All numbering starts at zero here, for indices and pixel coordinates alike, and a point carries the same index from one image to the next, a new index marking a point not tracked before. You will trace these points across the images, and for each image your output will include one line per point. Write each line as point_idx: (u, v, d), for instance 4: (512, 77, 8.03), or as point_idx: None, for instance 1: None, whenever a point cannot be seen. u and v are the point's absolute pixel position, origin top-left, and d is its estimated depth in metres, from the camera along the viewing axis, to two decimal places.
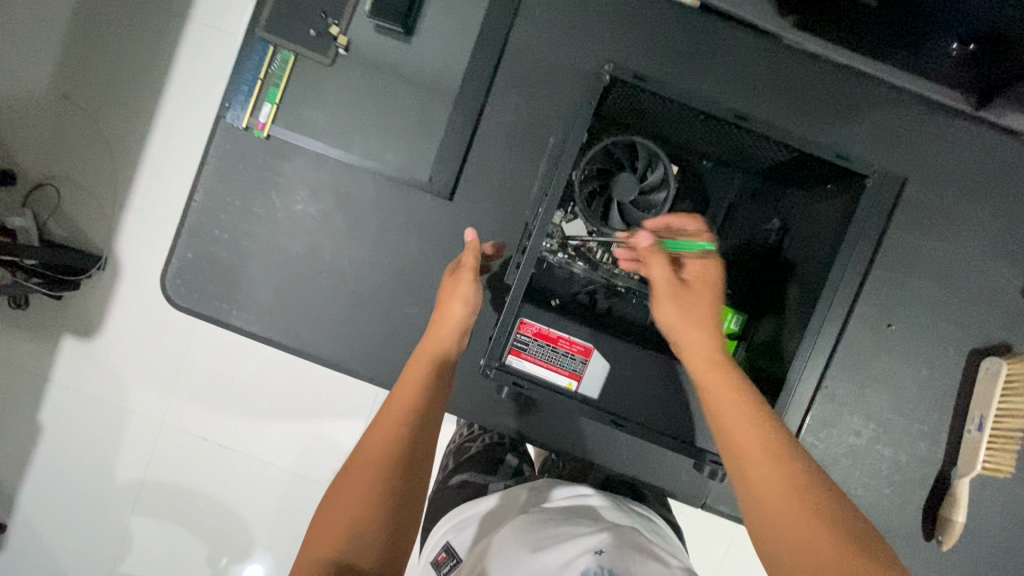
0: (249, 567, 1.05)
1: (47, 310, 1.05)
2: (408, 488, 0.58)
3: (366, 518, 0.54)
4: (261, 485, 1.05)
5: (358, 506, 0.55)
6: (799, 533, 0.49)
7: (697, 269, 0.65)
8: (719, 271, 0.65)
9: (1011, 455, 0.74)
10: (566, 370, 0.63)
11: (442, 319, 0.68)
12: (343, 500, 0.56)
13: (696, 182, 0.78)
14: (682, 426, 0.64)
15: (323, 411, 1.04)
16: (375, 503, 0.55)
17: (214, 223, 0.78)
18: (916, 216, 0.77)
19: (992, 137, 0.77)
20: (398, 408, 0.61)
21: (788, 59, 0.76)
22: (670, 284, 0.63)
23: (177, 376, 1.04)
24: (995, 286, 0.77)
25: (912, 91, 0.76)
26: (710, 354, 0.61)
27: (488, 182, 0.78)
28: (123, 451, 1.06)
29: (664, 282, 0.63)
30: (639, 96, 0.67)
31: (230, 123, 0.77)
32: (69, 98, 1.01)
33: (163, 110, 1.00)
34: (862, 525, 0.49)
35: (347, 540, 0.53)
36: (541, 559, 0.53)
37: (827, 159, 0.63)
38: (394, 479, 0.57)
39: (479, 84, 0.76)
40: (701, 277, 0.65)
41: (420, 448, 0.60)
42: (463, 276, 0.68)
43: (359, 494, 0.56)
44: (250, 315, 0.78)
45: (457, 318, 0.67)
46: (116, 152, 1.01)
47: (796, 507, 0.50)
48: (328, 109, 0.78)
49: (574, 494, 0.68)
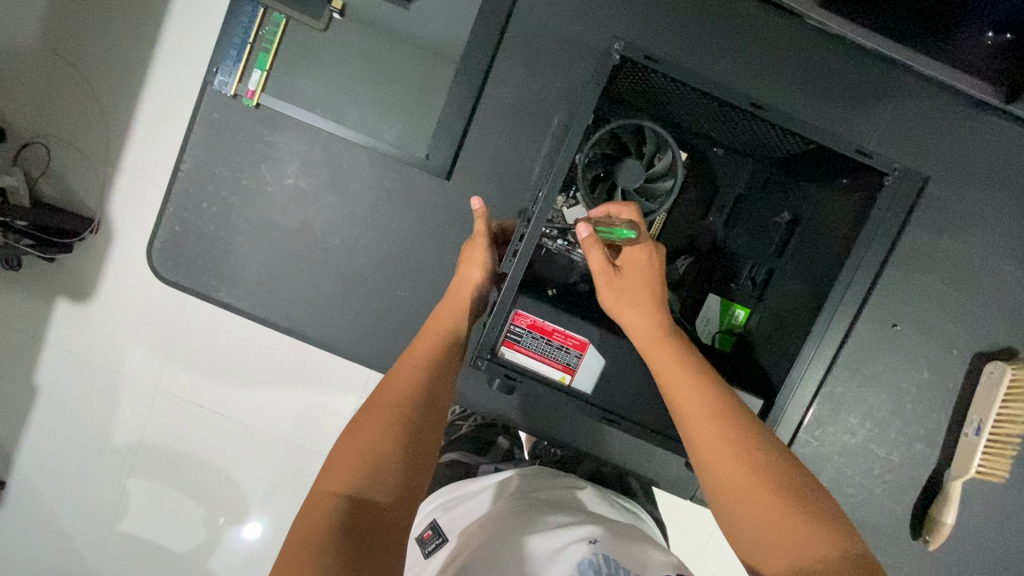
0: (247, 526, 1.06)
1: (36, 274, 1.03)
2: (428, 436, 0.50)
3: (386, 449, 0.46)
4: (253, 455, 1.06)
5: (377, 438, 0.47)
6: (776, 536, 0.42)
7: (630, 255, 0.59)
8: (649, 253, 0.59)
9: (1005, 461, 0.73)
10: (559, 363, 0.61)
11: (460, 284, 0.65)
12: (357, 438, 0.47)
13: (705, 169, 0.75)
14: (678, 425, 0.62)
15: (315, 387, 1.03)
16: (395, 436, 0.48)
17: (202, 194, 0.75)
18: (932, 213, 0.74)
19: (1018, 133, 0.73)
20: (414, 362, 0.56)
21: (811, 42, 0.72)
22: (606, 271, 0.57)
23: (169, 345, 1.03)
24: (1006, 289, 0.75)
25: (938, 81, 0.72)
26: (661, 337, 0.55)
27: (488, 161, 0.74)
28: (116, 416, 1.06)
29: (595, 271, 0.57)
30: (649, 76, 0.62)
31: (217, 89, 0.73)
32: (56, 53, 0.96)
33: (153, 70, 0.96)
34: (836, 515, 0.44)
35: (362, 474, 0.44)
36: (535, 541, 0.52)
37: (846, 153, 0.59)
38: (416, 420, 0.50)
39: (483, 56, 0.72)
40: (633, 263, 0.59)
41: (440, 400, 0.54)
42: (476, 245, 0.67)
43: (376, 429, 0.48)
44: (238, 290, 0.76)
45: (477, 281, 0.65)
46: (105, 113, 0.97)
47: (764, 498, 0.44)
48: (320, 77, 0.73)
49: (563, 483, 0.68)
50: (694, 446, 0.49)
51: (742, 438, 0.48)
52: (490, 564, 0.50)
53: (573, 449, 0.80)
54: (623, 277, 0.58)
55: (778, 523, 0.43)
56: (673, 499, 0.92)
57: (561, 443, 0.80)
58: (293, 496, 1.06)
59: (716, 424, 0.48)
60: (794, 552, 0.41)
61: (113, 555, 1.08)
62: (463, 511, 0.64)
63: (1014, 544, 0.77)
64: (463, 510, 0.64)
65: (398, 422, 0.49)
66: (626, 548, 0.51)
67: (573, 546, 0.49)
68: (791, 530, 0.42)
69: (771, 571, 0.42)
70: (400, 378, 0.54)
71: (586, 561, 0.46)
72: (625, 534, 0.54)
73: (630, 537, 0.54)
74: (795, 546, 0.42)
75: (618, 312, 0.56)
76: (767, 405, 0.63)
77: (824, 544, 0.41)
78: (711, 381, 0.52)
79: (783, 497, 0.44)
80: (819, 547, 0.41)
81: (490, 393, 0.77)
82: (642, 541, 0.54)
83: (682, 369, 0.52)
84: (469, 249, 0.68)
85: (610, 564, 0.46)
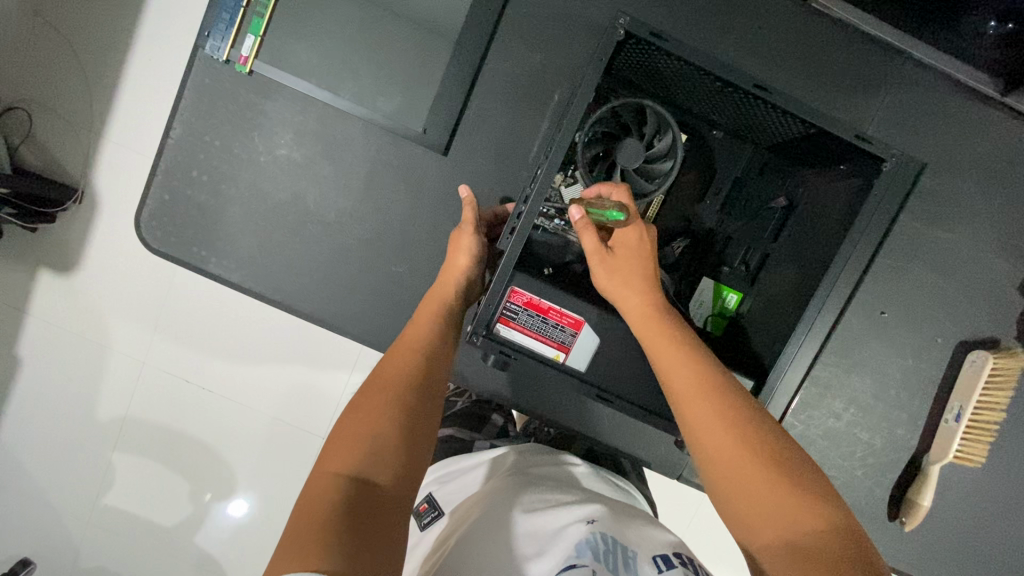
0: (232, 503, 1.06)
1: (20, 242, 1.00)
2: (427, 418, 0.50)
3: (384, 431, 0.46)
4: (242, 429, 1.05)
5: (375, 419, 0.47)
6: (768, 514, 0.43)
7: (624, 235, 0.59)
8: (644, 234, 0.59)
9: (982, 446, 0.75)
10: (554, 342, 0.61)
11: (449, 271, 0.64)
12: (355, 420, 0.47)
13: (704, 152, 0.75)
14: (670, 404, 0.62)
15: (306, 362, 1.03)
16: (394, 418, 0.48)
17: (192, 162, 0.73)
18: (925, 202, 0.75)
19: (1015, 125, 0.74)
20: (409, 347, 0.56)
21: (816, 26, 0.71)
22: (598, 253, 0.57)
23: (157, 317, 1.02)
24: (992, 279, 0.76)
25: (938, 70, 0.73)
26: (655, 317, 0.55)
27: (486, 137, 0.73)
28: (103, 388, 1.05)
29: (588, 252, 0.58)
30: (653, 55, 0.61)
31: (209, 54, 0.71)
32: (39, 15, 0.93)
33: (140, 34, 0.93)
34: (824, 486, 0.44)
35: (363, 455, 0.44)
36: (533, 520, 0.52)
37: (845, 138, 0.59)
38: (413, 402, 0.50)
39: (483, 28, 0.71)
40: (626, 243, 0.59)
41: (438, 382, 0.54)
42: (463, 231, 0.66)
43: (375, 411, 0.48)
44: (229, 262, 0.75)
45: (466, 270, 0.64)
46: (90, 78, 0.94)
47: (756, 473, 0.45)
48: (316, 45, 0.72)
49: (557, 460, 0.69)
50: (688, 427, 0.49)
51: (737, 419, 0.48)
52: (486, 541, 0.50)
53: (565, 429, 0.80)
54: (616, 256, 0.58)
55: (771, 500, 0.43)
56: (660, 479, 0.94)
57: (554, 422, 0.80)
58: (282, 471, 1.06)
59: (710, 405, 0.49)
60: (786, 528, 0.42)
61: (97, 528, 1.08)
62: (459, 486, 0.65)
63: (987, 526, 0.79)
64: (459, 485, 0.65)
65: (396, 403, 0.49)
66: (623, 526, 0.51)
67: (570, 526, 0.49)
68: (783, 508, 0.43)
69: (763, 543, 0.43)
70: (395, 364, 0.54)
71: (583, 539, 0.47)
72: (621, 513, 0.55)
73: (625, 515, 0.55)
74: (786, 523, 0.42)
75: (612, 294, 0.57)
76: (757, 385, 0.64)
77: (816, 521, 0.42)
78: (703, 360, 0.52)
79: (774, 475, 0.44)
80: (810, 524, 0.42)
81: (483, 371, 0.77)
82: (638, 519, 0.54)
83: (678, 351, 0.52)
84: (456, 236, 0.67)
85: (608, 542, 0.47)
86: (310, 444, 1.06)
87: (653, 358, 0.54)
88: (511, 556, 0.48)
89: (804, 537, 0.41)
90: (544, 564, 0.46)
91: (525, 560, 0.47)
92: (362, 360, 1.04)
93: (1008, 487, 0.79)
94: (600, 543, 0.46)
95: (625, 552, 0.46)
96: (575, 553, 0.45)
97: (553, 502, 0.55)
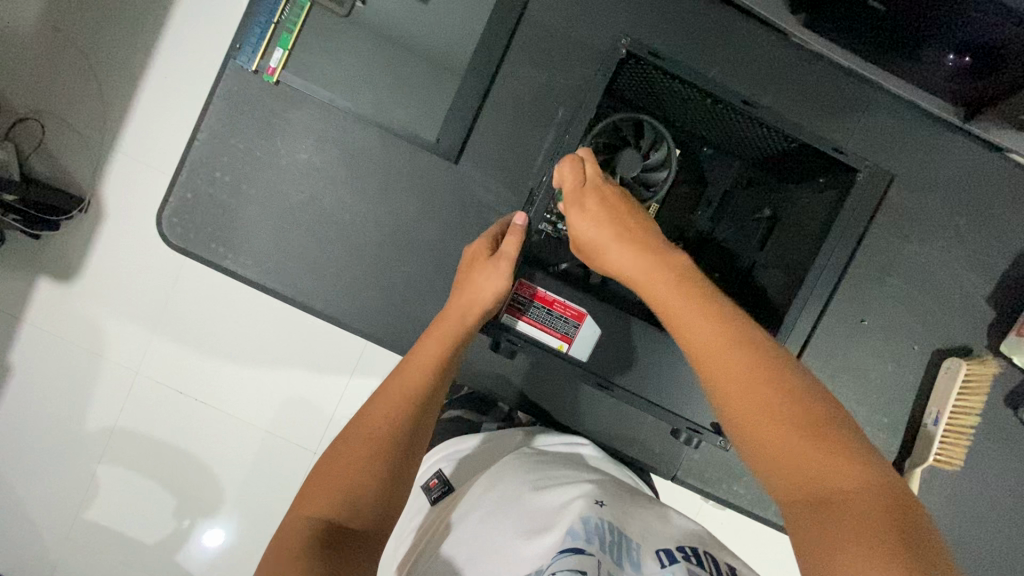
0: (213, 527, 1.16)
1: (39, 258, 1.13)
2: (407, 466, 0.57)
3: (365, 486, 0.53)
4: (231, 444, 1.16)
5: (358, 470, 0.54)
6: (807, 462, 0.45)
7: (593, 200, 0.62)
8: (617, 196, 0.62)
9: (961, 450, 0.79)
10: (558, 332, 0.70)
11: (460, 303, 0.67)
12: (341, 465, 0.54)
13: (695, 166, 0.82)
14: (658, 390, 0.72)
15: (299, 372, 1.15)
16: (376, 470, 0.54)
17: (215, 163, 0.77)
18: (896, 218, 0.81)
19: (977, 150, 0.81)
20: (405, 387, 0.61)
21: (794, 57, 0.79)
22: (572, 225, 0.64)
23: (157, 323, 1.14)
24: (963, 291, 0.82)
25: (907, 101, 0.80)
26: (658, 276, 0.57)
27: (494, 148, 0.79)
28: (94, 399, 1.15)
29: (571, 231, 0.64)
30: (651, 75, 0.71)
31: (241, 65, 0.76)
32: (70, 44, 1.09)
33: (154, 66, 1.10)
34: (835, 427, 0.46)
35: (342, 504, 0.52)
36: (538, 499, 0.60)
37: (824, 150, 0.69)
38: (395, 454, 0.56)
39: (493, 50, 0.77)
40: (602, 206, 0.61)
41: (426, 421, 0.60)
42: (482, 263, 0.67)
43: (360, 461, 0.55)
44: (246, 260, 0.78)
45: (488, 306, 0.66)
46: (107, 99, 1.10)
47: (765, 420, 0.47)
48: (337, 60, 0.77)
49: (568, 441, 0.79)
50: (712, 376, 0.50)
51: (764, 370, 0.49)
52: (499, 517, 0.58)
53: (565, 428, 0.83)
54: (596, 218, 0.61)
55: (808, 449, 0.45)
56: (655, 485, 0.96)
57: (553, 420, 0.82)
58: (278, 471, 1.16)
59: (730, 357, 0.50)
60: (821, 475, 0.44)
61: (95, 530, 1.17)
62: (467, 466, 0.74)
63: (968, 529, 0.83)
64: (467, 465, 0.74)
65: (380, 454, 0.55)
66: (629, 517, 0.58)
67: (579, 516, 0.54)
68: (820, 457, 0.45)
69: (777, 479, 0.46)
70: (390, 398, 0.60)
71: (591, 529, 0.53)
72: (625, 500, 0.62)
73: (631, 504, 0.61)
74: (822, 472, 0.44)
75: (610, 252, 0.60)
76: None
77: (852, 468, 0.44)
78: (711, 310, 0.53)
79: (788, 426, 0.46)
80: (845, 471, 0.44)
81: (487, 370, 0.80)
82: (640, 509, 0.61)
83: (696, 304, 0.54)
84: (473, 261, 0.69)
85: (614, 533, 0.53)
86: (302, 451, 1.17)
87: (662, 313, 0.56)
88: (517, 530, 0.56)
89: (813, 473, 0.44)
90: (544, 538, 0.54)
91: (528, 535, 0.55)
92: (364, 363, 1.15)
93: (986, 490, 0.82)
94: (603, 539, 0.52)
95: (629, 543, 0.53)
96: (582, 539, 0.51)
97: (556, 483, 0.63)
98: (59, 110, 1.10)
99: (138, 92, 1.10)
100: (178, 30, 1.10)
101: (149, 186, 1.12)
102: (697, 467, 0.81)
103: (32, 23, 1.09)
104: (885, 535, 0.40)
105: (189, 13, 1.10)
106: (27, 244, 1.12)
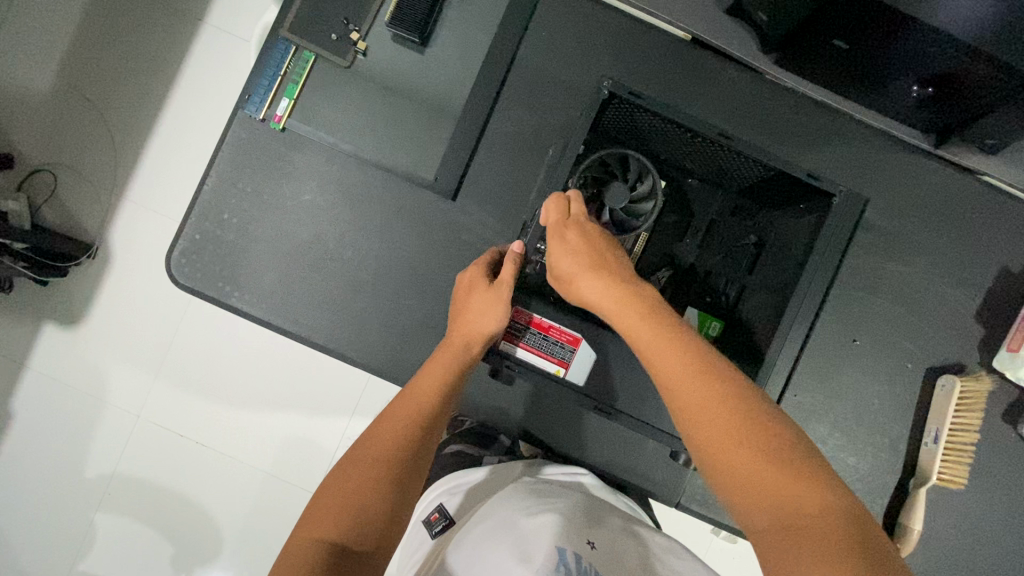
0: None
1: (46, 303, 1.15)
2: (410, 489, 0.58)
3: (369, 507, 0.55)
4: (230, 488, 1.15)
5: (362, 493, 0.55)
6: (776, 494, 0.46)
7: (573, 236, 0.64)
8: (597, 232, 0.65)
9: (964, 468, 0.79)
10: (555, 358, 0.73)
11: (459, 332, 0.69)
12: (345, 489, 0.55)
13: (681, 196, 0.87)
14: (655, 413, 0.74)
15: (299, 411, 1.15)
16: (379, 492, 0.56)
17: (224, 206, 0.81)
18: (877, 239, 0.84)
19: (952, 173, 0.84)
20: (402, 417, 0.62)
21: (769, 92, 0.84)
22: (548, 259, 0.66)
23: (158, 363, 1.15)
24: (951, 307, 0.84)
25: (876, 128, 0.84)
26: (629, 306, 0.60)
27: (490, 184, 0.82)
28: (93, 443, 1.15)
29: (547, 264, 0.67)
30: (633, 112, 0.78)
31: (249, 114, 0.81)
32: (85, 97, 1.16)
33: (165, 117, 1.16)
34: (796, 445, 0.49)
35: (344, 528, 0.53)
36: (533, 521, 0.61)
37: (801, 177, 0.73)
38: (397, 478, 0.57)
39: (487, 93, 0.82)
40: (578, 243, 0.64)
41: (427, 448, 0.61)
42: (475, 289, 0.69)
43: (363, 484, 0.56)
44: (252, 297, 0.81)
45: (487, 333, 0.68)
46: (118, 149, 1.16)
47: (736, 451, 0.48)
48: (340, 106, 0.82)
49: (567, 471, 0.79)
50: (684, 409, 0.52)
51: (733, 397, 0.51)
52: (493, 542, 0.59)
53: (566, 457, 0.82)
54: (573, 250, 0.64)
55: (775, 480, 0.46)
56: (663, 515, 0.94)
57: (558, 451, 0.81)
58: (277, 516, 1.15)
59: (703, 387, 0.52)
60: (788, 504, 0.45)
61: None
62: (465, 499, 0.75)
63: (978, 551, 0.82)
64: (466, 499, 0.75)
65: (382, 478, 0.56)
66: (626, 561, 0.58)
67: (572, 552, 0.55)
68: (786, 487, 0.46)
69: (751, 510, 0.47)
70: (391, 422, 0.61)
71: (582, 570, 0.53)
72: (624, 541, 0.62)
73: (628, 545, 0.62)
74: (789, 502, 0.45)
75: (581, 280, 0.63)
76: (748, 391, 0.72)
77: (819, 497, 0.45)
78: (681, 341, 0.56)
79: (761, 454, 0.48)
80: (810, 500, 0.45)
81: (490, 402, 0.80)
82: (637, 550, 0.62)
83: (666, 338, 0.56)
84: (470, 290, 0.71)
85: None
86: (301, 495, 1.16)
87: (638, 345, 0.58)
88: (511, 554, 0.56)
89: (784, 500, 0.46)
90: (533, 564, 0.54)
91: (518, 559, 0.55)
92: (363, 401, 1.16)
93: (993, 508, 0.82)
94: None
95: None
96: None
97: (548, 509, 0.64)
98: (72, 162, 1.16)
99: (148, 143, 1.16)
100: (187, 85, 1.16)
101: (156, 232, 1.16)
102: (701, 493, 0.81)
103: (49, 81, 1.16)
104: (856, 563, 0.41)
105: (198, 70, 1.17)
106: (36, 290, 1.15)
